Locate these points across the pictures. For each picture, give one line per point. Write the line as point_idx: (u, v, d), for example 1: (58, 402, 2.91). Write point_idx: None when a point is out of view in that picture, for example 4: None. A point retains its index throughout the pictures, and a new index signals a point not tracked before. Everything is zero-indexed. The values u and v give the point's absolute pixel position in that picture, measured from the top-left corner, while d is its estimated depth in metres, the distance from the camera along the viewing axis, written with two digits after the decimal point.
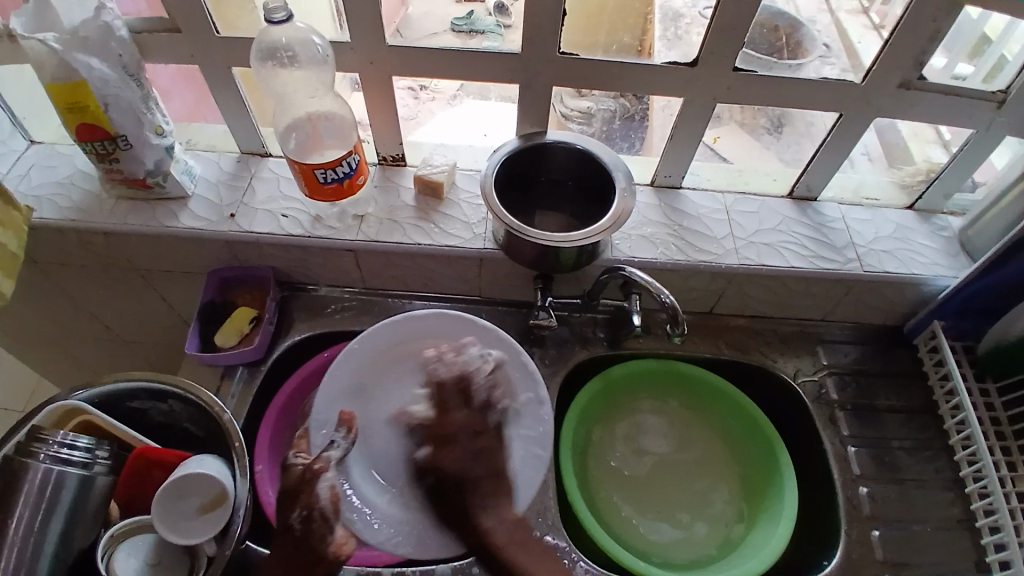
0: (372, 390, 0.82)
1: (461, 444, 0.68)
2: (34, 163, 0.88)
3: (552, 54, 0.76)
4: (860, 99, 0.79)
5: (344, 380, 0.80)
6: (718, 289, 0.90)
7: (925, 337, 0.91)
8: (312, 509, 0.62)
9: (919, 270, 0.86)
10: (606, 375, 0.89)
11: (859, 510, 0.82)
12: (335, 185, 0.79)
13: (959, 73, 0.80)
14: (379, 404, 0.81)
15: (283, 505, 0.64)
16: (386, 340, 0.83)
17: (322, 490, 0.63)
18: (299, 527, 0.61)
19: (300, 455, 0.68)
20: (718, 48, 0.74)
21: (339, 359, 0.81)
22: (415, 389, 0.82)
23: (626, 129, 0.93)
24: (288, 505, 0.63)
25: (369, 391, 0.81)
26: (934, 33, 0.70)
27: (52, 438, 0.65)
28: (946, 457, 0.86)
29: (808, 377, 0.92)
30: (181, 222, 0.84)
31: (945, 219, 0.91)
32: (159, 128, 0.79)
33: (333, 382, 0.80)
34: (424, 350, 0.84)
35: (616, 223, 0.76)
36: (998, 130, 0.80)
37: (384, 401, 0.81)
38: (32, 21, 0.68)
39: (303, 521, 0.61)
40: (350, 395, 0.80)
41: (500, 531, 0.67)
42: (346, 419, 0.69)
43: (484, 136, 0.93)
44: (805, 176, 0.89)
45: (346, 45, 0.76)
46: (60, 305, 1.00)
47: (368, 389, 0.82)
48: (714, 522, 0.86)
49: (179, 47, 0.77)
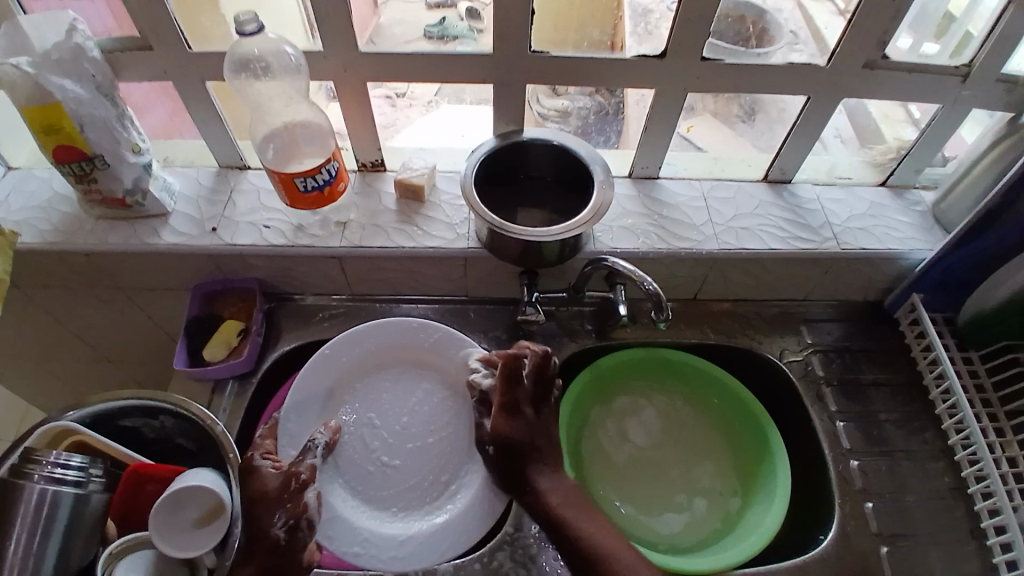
0: (344, 398, 0.83)
1: (525, 416, 0.77)
2: (11, 187, 0.87)
3: (524, 52, 0.77)
4: (827, 82, 0.80)
5: (315, 390, 0.81)
6: (700, 276, 0.91)
7: (906, 310, 0.93)
8: (300, 518, 0.68)
9: (894, 245, 0.88)
10: (596, 366, 0.90)
11: (851, 484, 0.84)
12: (316, 192, 0.79)
13: (926, 52, 0.80)
14: (354, 411, 0.82)
15: (258, 514, 0.66)
16: (363, 348, 0.84)
17: (309, 499, 0.69)
18: (285, 536, 0.66)
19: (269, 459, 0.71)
20: (685, 38, 0.75)
21: (314, 362, 0.82)
22: (383, 400, 0.83)
23: (601, 123, 0.93)
24: (272, 513, 0.67)
25: (344, 398, 0.83)
26: (895, 13, 0.73)
27: (46, 458, 0.65)
28: (934, 428, 0.88)
29: (795, 357, 0.93)
30: (162, 238, 0.83)
31: (918, 194, 0.93)
32: (136, 147, 0.79)
33: (303, 393, 0.80)
34: (396, 358, 0.85)
35: (596, 214, 0.77)
36: (963, 103, 0.82)
37: (359, 408, 0.82)
38: (2, 44, 0.68)
39: (291, 530, 0.67)
40: (328, 400, 0.82)
41: (557, 494, 0.73)
42: (330, 431, 0.78)
43: (462, 137, 0.94)
44: (778, 159, 0.91)
45: (318, 53, 0.77)
46: (44, 328, 0.99)
47: (342, 399, 0.82)
48: (713, 501, 0.88)
49: (151, 64, 0.77)
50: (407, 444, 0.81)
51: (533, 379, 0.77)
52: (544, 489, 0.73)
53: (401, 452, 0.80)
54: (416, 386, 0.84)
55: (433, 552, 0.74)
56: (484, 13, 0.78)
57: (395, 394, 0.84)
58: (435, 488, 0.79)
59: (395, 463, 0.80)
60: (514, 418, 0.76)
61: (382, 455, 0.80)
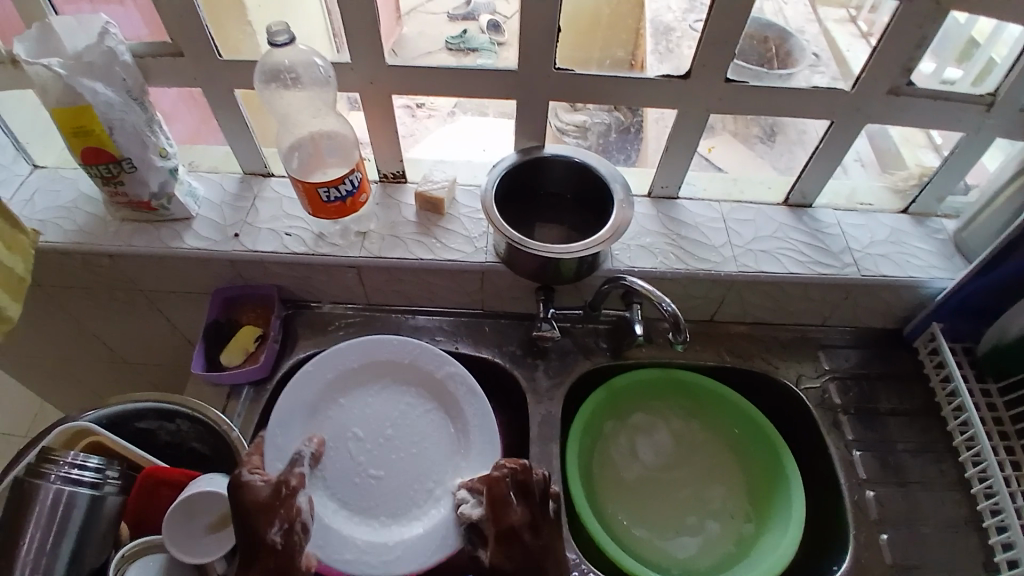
0: (329, 410, 0.82)
1: (522, 542, 0.63)
2: (38, 187, 0.89)
3: (549, 69, 0.78)
4: (850, 107, 0.80)
5: (302, 401, 0.81)
6: (717, 297, 0.91)
7: (925, 339, 0.92)
8: (295, 521, 0.62)
9: (915, 273, 0.87)
10: (611, 385, 0.89)
11: (865, 513, 0.83)
12: (339, 203, 0.80)
13: (948, 77, 0.81)
14: (338, 424, 0.82)
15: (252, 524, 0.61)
16: (347, 362, 0.85)
17: (302, 503, 0.64)
18: (281, 541, 0.61)
19: (258, 471, 0.65)
20: (709, 59, 0.76)
21: (299, 375, 0.82)
22: (371, 411, 0.83)
23: (621, 140, 0.95)
24: (266, 519, 0.61)
25: (329, 409, 0.82)
26: (920, 39, 0.72)
27: (63, 459, 0.65)
28: (950, 459, 0.87)
29: (811, 382, 0.92)
30: (185, 242, 0.85)
31: (940, 222, 0.93)
32: (163, 151, 0.80)
33: (290, 404, 0.80)
34: (381, 372, 0.86)
35: (615, 233, 0.77)
36: (988, 131, 0.81)
37: (343, 420, 0.82)
38: (36, 45, 0.71)
39: (287, 535, 0.61)
40: (313, 410, 0.82)
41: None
42: (315, 443, 0.77)
43: (482, 151, 0.95)
44: (799, 183, 0.90)
45: (346, 65, 0.78)
46: (63, 327, 1.00)
47: (324, 410, 0.82)
48: (725, 524, 0.87)
49: (181, 71, 0.79)
50: (391, 455, 0.81)
51: (524, 499, 0.65)
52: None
53: (386, 463, 0.80)
54: (399, 398, 0.85)
55: (421, 554, 0.75)
56: (506, 26, 0.79)
57: (379, 406, 0.84)
58: (422, 495, 0.79)
59: (379, 474, 0.80)
60: (510, 546, 0.63)
61: (367, 467, 0.79)
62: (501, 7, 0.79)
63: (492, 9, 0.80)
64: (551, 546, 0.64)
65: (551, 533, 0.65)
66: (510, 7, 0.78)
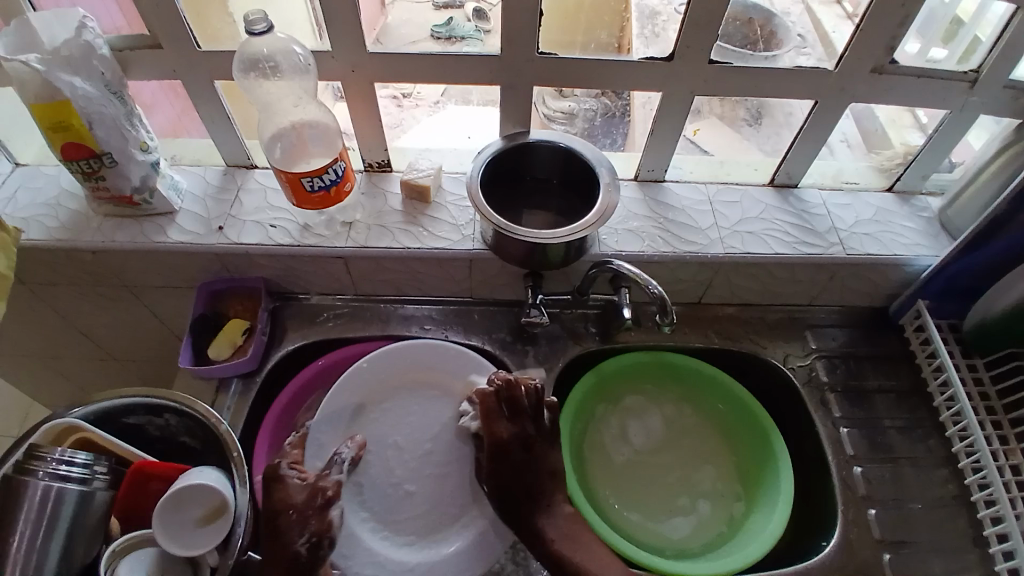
0: (371, 415, 0.83)
1: (512, 452, 0.75)
2: (19, 184, 0.88)
3: (532, 54, 0.77)
4: (834, 87, 0.80)
5: (343, 406, 0.82)
6: (705, 279, 0.91)
7: (911, 317, 0.92)
8: (323, 536, 0.68)
9: (901, 251, 0.87)
10: (600, 369, 0.89)
11: (854, 491, 0.84)
12: (323, 192, 0.79)
13: (933, 57, 0.82)
14: (376, 430, 0.82)
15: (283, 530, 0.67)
16: (385, 369, 0.85)
17: (334, 515, 0.70)
18: (306, 551, 0.67)
19: (295, 468, 0.73)
20: (692, 41, 0.75)
21: (345, 378, 0.83)
22: (406, 419, 0.83)
23: (607, 125, 0.95)
24: (298, 528, 0.68)
25: (371, 413, 0.83)
26: (903, 18, 0.72)
27: (51, 455, 0.65)
28: (937, 435, 0.88)
29: (799, 362, 0.93)
30: (169, 236, 0.84)
31: (925, 200, 0.93)
32: (144, 145, 0.79)
33: (332, 407, 0.82)
34: (424, 383, 0.86)
35: (601, 217, 0.77)
36: (972, 109, 0.82)
37: (382, 426, 0.83)
38: (14, 40, 0.69)
39: (312, 547, 0.67)
40: (355, 417, 0.83)
41: (560, 537, 0.72)
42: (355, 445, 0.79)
43: (468, 138, 0.94)
44: (784, 163, 0.90)
45: (325, 53, 0.77)
46: (50, 324, 1.00)
47: (363, 416, 0.83)
48: (717, 504, 0.88)
49: (160, 63, 0.78)
50: (426, 469, 0.80)
51: (519, 410, 0.77)
52: (545, 524, 0.73)
53: (419, 478, 0.80)
54: (437, 410, 0.84)
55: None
56: (491, 14, 0.82)
57: (420, 418, 0.84)
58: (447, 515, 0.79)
59: (411, 488, 0.80)
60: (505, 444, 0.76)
61: (402, 481, 0.80)
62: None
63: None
64: (538, 451, 0.76)
65: (540, 442, 0.77)
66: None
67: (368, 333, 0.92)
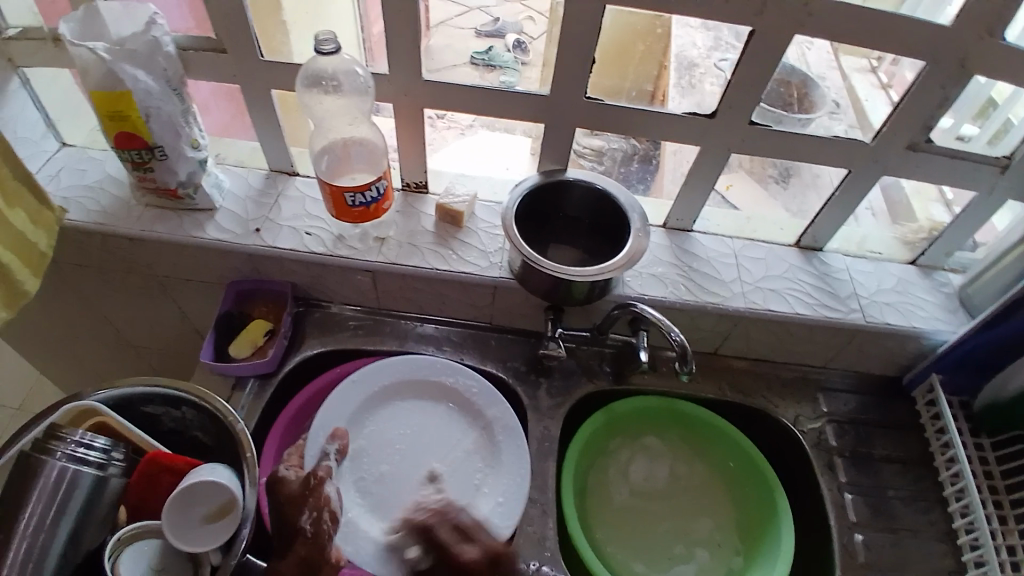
0: (367, 417, 0.84)
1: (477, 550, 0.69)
2: (64, 165, 0.91)
3: (579, 97, 0.80)
4: (869, 158, 0.82)
5: (342, 409, 0.83)
6: (723, 331, 0.92)
7: (924, 390, 0.93)
8: (323, 510, 0.69)
9: (920, 324, 0.88)
10: (610, 409, 0.90)
11: (854, 558, 0.83)
12: (362, 208, 0.82)
13: (964, 133, 0.83)
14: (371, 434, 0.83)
15: (286, 513, 0.68)
16: (386, 375, 0.87)
17: (328, 493, 0.70)
18: (311, 528, 0.67)
19: (294, 467, 0.74)
20: (735, 101, 0.78)
21: (341, 387, 0.84)
22: (402, 425, 0.85)
23: (642, 170, 0.95)
24: (296, 508, 0.68)
25: (366, 419, 0.84)
26: (941, 100, 0.75)
27: (70, 437, 0.66)
28: (940, 510, 0.87)
29: (809, 424, 0.93)
30: (207, 233, 0.86)
31: (946, 275, 0.94)
32: (195, 142, 0.82)
33: (330, 410, 0.82)
34: (421, 392, 0.87)
35: (629, 261, 0.78)
36: (1001, 193, 0.83)
37: (377, 432, 0.84)
38: (79, 27, 0.73)
39: (315, 522, 0.68)
40: (353, 417, 0.83)
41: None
42: (340, 436, 0.79)
43: (505, 170, 0.97)
44: (812, 227, 0.92)
45: (383, 76, 0.80)
46: (74, 304, 1.01)
47: (363, 420, 0.84)
48: (715, 553, 0.88)
49: (223, 67, 0.81)
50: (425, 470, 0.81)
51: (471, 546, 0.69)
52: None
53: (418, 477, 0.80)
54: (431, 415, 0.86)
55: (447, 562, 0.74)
56: (532, 47, 0.80)
57: (414, 423, 0.85)
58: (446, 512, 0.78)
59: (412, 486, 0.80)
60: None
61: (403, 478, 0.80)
62: (529, 27, 0.79)
63: (519, 29, 0.80)
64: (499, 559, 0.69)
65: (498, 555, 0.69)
66: (538, 29, 0.79)
67: (384, 347, 0.93)
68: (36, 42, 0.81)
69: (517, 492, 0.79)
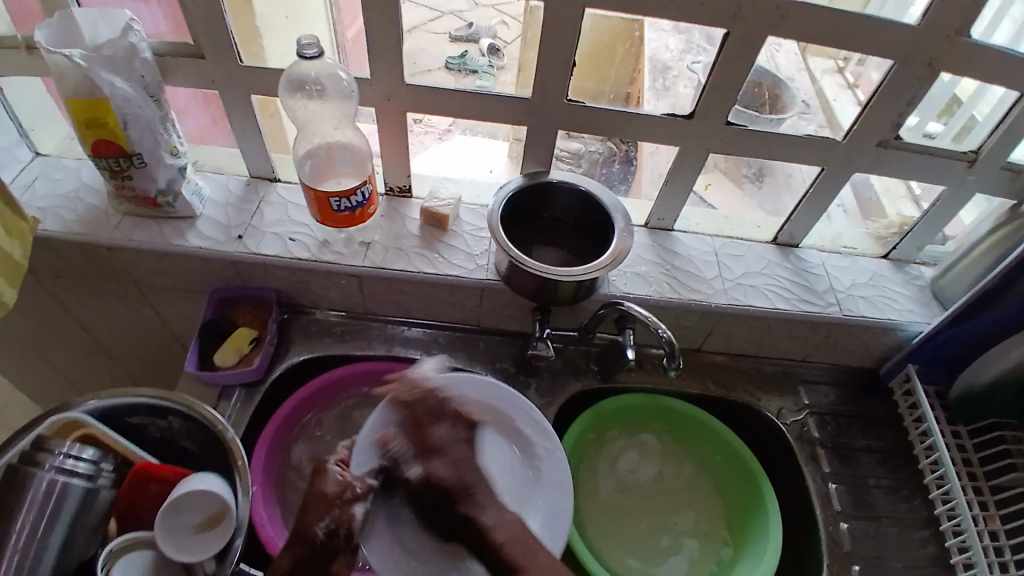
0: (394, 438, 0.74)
1: (445, 453, 0.61)
2: (38, 174, 0.89)
3: (561, 100, 0.81)
4: (843, 156, 0.84)
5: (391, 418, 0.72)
6: (707, 328, 0.94)
7: (899, 380, 0.95)
8: (343, 524, 0.59)
9: (894, 316, 0.91)
10: (598, 408, 0.91)
11: (839, 546, 0.85)
12: (348, 212, 0.82)
13: (929, 131, 0.87)
14: None
15: (306, 513, 0.60)
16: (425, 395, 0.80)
17: (358, 511, 0.60)
18: (322, 537, 0.58)
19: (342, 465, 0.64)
20: (714, 102, 0.79)
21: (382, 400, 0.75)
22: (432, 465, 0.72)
23: (623, 172, 0.97)
24: (318, 511, 0.59)
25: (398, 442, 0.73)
26: (910, 98, 0.77)
27: (59, 449, 0.64)
28: (920, 496, 0.90)
29: (791, 417, 0.95)
30: (188, 240, 0.85)
31: (918, 268, 0.97)
32: (174, 149, 0.81)
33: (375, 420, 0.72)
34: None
35: (615, 261, 0.79)
36: (969, 187, 0.86)
37: None
38: (55, 33, 0.72)
39: (329, 532, 0.58)
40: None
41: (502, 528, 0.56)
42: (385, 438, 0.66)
43: (489, 172, 0.98)
44: (788, 224, 0.94)
45: (366, 80, 0.80)
46: (50, 315, 0.99)
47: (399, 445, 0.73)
48: (705, 544, 0.89)
49: (201, 73, 0.80)
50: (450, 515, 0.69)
51: (444, 421, 0.64)
52: (489, 523, 0.56)
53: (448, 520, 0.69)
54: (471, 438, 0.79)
55: None
56: (506, 51, 0.83)
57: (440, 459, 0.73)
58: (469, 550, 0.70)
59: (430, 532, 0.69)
60: (433, 470, 0.60)
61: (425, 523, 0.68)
62: (502, 32, 0.82)
63: (493, 33, 0.83)
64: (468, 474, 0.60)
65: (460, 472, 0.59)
66: (511, 33, 0.82)
67: (370, 353, 0.93)
68: (8, 50, 0.79)
69: (562, 506, 0.76)
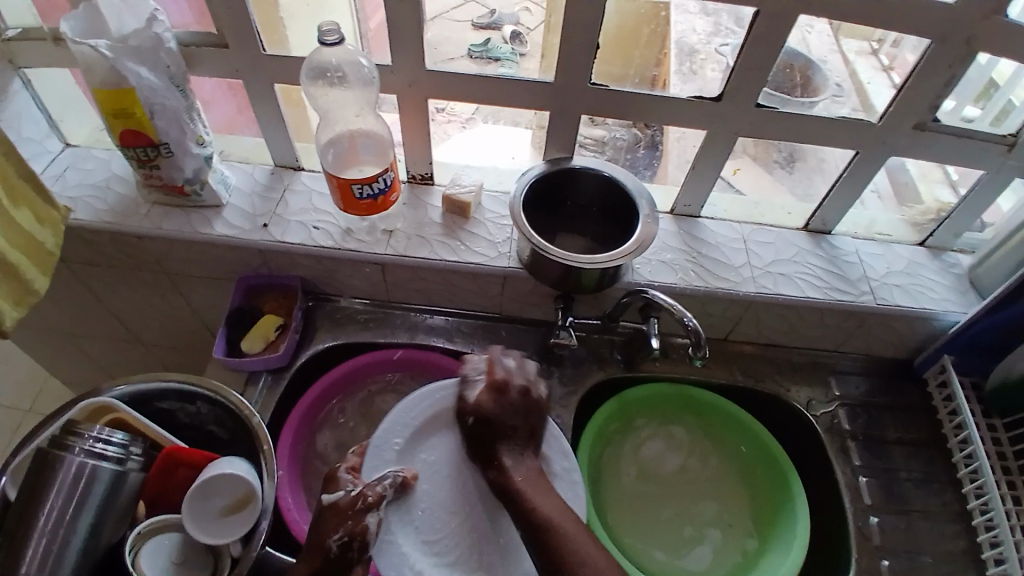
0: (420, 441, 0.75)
1: (506, 395, 0.69)
2: (69, 164, 0.91)
3: (584, 84, 0.79)
4: (877, 139, 0.82)
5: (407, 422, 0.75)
6: (734, 316, 0.92)
7: (935, 371, 0.93)
8: (355, 535, 0.63)
9: (930, 305, 0.88)
10: (622, 397, 0.90)
11: (869, 540, 0.84)
12: (370, 200, 0.82)
13: (966, 115, 0.82)
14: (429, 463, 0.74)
15: (322, 525, 0.65)
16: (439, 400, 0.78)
17: (369, 522, 0.64)
18: (335, 550, 0.63)
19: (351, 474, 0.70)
20: (743, 85, 0.77)
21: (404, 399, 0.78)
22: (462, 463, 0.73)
23: (648, 157, 0.95)
24: (333, 524, 0.64)
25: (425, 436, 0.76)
26: (949, 79, 0.74)
27: (88, 433, 0.66)
28: (954, 490, 0.87)
29: (821, 408, 0.93)
30: (214, 229, 0.86)
31: (955, 256, 0.94)
32: (200, 138, 0.81)
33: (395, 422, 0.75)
34: None
35: (639, 247, 0.78)
36: (1009, 171, 0.83)
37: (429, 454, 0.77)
38: (81, 24, 0.72)
39: (341, 545, 0.63)
40: (416, 433, 0.75)
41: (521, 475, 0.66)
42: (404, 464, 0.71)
43: (512, 159, 0.97)
44: (820, 210, 0.92)
45: (387, 67, 0.80)
46: (84, 303, 1.02)
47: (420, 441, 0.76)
48: (729, 536, 0.88)
49: (225, 62, 0.80)
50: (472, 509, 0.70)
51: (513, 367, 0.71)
52: (509, 465, 0.67)
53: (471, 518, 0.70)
54: None
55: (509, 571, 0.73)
56: (529, 37, 0.82)
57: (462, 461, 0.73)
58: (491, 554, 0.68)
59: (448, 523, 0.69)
60: (489, 411, 0.69)
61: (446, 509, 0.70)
62: (525, 19, 0.81)
63: (516, 20, 0.82)
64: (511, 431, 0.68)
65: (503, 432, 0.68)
66: (534, 19, 0.81)
67: (394, 340, 0.93)
68: (36, 41, 0.81)
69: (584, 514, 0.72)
